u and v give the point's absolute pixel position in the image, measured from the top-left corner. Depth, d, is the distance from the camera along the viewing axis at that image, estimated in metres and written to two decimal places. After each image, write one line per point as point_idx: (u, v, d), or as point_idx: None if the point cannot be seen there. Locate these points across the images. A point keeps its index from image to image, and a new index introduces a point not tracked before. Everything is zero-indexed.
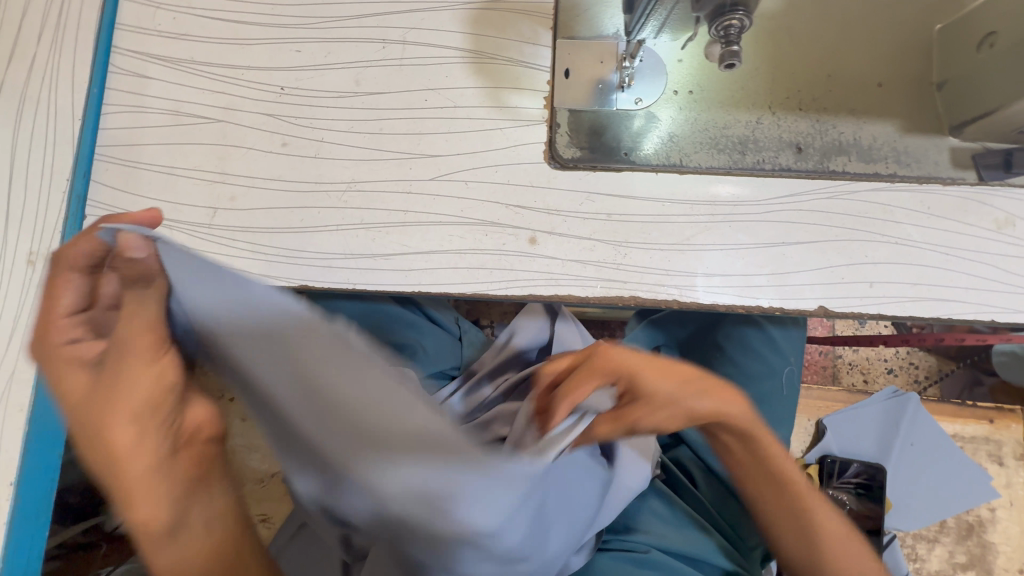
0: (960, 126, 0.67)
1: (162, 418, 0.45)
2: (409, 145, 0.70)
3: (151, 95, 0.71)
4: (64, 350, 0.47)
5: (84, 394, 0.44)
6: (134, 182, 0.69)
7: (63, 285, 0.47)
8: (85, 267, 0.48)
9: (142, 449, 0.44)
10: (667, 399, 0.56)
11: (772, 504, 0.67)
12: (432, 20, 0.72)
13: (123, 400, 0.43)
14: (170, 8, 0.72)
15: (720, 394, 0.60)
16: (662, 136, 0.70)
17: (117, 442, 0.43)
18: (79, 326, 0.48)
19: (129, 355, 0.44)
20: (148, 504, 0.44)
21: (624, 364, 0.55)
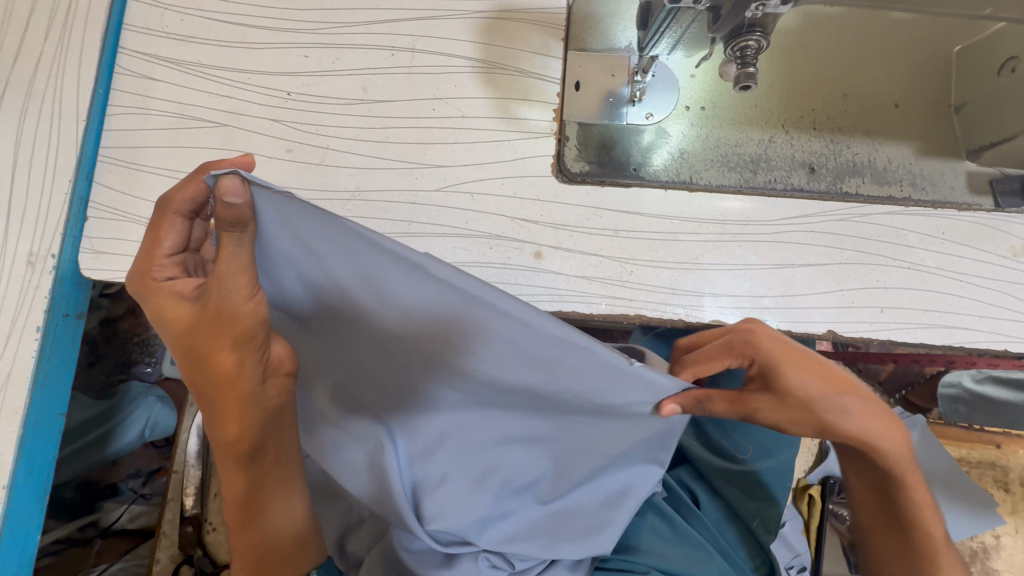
0: (978, 151, 0.66)
1: (253, 352, 0.46)
2: (416, 154, 0.69)
3: (157, 97, 0.70)
4: (164, 285, 0.48)
5: (187, 322, 0.46)
6: (137, 185, 0.68)
7: (167, 228, 0.49)
8: (187, 213, 0.49)
9: (239, 375, 0.47)
10: (804, 403, 0.54)
11: (872, 515, 0.69)
12: (443, 29, 0.71)
13: (222, 333, 0.45)
14: (178, 10, 0.72)
15: (857, 410, 0.56)
16: (672, 152, 0.69)
17: (219, 366, 0.46)
18: (176, 266, 0.49)
19: (228, 285, 0.44)
20: (239, 423, 0.49)
21: (765, 357, 0.54)
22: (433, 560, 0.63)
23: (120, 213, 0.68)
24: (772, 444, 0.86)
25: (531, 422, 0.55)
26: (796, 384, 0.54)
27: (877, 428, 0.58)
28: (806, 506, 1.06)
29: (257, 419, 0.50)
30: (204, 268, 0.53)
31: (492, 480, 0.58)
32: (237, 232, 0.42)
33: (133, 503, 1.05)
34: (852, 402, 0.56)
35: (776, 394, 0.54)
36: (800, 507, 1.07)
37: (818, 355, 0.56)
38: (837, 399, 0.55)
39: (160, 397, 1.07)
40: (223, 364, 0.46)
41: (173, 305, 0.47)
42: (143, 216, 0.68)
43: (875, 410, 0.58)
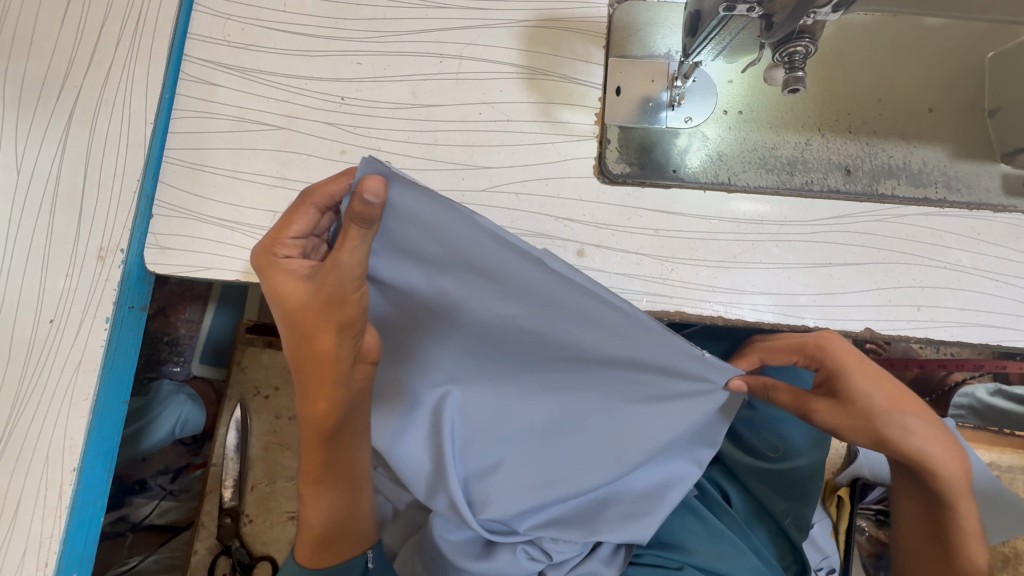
0: (1013, 153, 0.68)
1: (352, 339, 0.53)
2: (463, 156, 0.72)
3: (218, 101, 0.74)
4: (285, 264, 0.53)
5: (304, 303, 0.52)
6: (199, 185, 0.72)
7: (300, 216, 0.53)
8: (322, 206, 0.53)
9: (338, 357, 0.54)
10: (864, 409, 0.59)
11: (915, 539, 0.69)
12: (489, 37, 0.74)
13: (331, 317, 0.52)
14: (239, 19, 0.76)
15: (918, 430, 0.60)
16: (710, 154, 0.71)
17: (323, 348, 0.53)
18: (297, 248, 0.54)
19: (343, 278, 0.50)
20: (325, 400, 0.57)
21: (835, 362, 0.60)
22: (472, 552, 0.66)
23: (183, 212, 0.71)
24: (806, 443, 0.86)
25: (584, 405, 0.61)
26: (859, 395, 0.59)
27: (929, 449, 0.61)
28: (835, 508, 1.07)
29: (343, 398, 0.57)
30: (319, 253, 0.56)
31: (536, 460, 0.63)
32: (365, 228, 0.47)
33: (161, 499, 1.08)
34: (913, 420, 0.60)
35: (837, 402, 0.60)
36: (828, 509, 1.08)
37: (892, 375, 0.61)
38: (893, 416, 0.59)
39: (189, 395, 1.08)
40: (324, 345, 0.53)
41: (288, 283, 0.53)
42: (205, 213, 0.71)
43: (936, 432, 0.62)
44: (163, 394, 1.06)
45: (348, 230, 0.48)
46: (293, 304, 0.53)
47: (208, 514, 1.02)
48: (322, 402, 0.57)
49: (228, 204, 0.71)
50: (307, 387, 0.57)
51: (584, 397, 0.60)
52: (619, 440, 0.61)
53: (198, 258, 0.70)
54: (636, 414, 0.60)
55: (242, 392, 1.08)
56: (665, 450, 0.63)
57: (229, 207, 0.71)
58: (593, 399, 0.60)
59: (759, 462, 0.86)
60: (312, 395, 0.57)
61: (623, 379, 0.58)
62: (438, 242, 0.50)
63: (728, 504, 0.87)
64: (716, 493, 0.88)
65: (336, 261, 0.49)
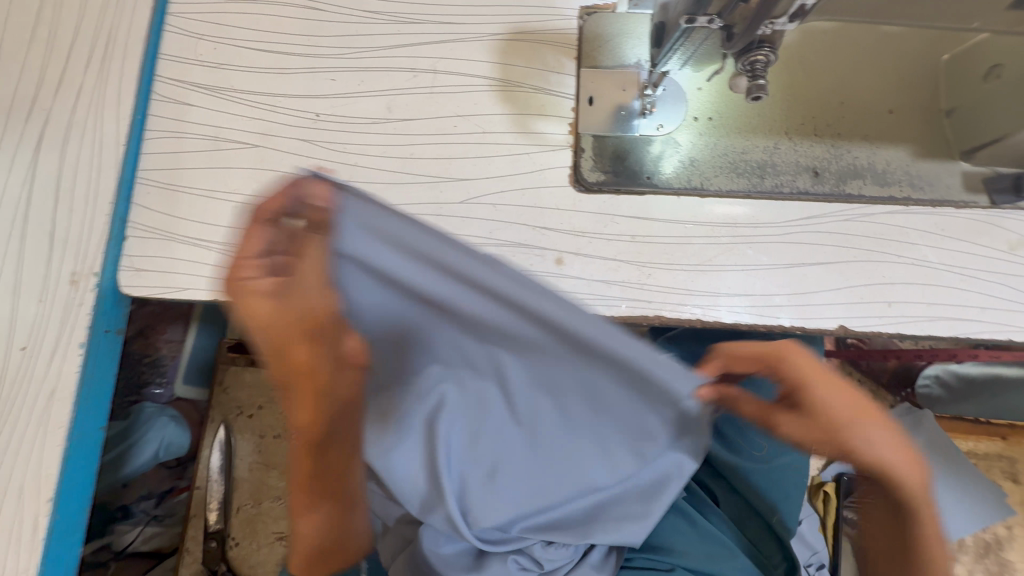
0: (970, 152, 0.70)
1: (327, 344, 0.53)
2: (440, 168, 0.73)
3: (190, 120, 0.73)
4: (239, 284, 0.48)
5: (269, 321, 0.49)
6: (174, 205, 0.71)
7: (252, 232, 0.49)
8: (273, 219, 0.50)
9: (319, 365, 0.53)
10: (828, 421, 0.58)
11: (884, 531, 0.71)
12: (462, 50, 0.75)
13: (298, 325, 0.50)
14: (211, 39, 0.75)
15: (880, 440, 0.59)
16: (683, 160, 0.72)
17: (298, 362, 0.51)
18: (250, 266, 0.49)
19: (310, 280, 0.50)
20: (307, 411, 0.56)
21: (801, 374, 0.57)
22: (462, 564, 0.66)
23: (157, 232, 0.71)
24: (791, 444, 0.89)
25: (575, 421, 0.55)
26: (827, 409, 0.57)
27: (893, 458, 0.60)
28: (822, 504, 1.09)
29: (327, 406, 0.56)
30: None
31: (528, 470, 0.61)
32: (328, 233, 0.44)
33: (146, 525, 1.04)
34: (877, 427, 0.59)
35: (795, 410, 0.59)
36: (814, 504, 1.11)
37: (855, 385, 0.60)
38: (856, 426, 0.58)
39: (173, 415, 1.06)
40: (300, 359, 0.52)
41: (309, 275, 0.50)
42: (180, 233, 0.71)
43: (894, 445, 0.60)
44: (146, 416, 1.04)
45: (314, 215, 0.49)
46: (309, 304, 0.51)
47: (192, 538, 1.01)
48: (304, 410, 0.56)
49: (204, 223, 0.71)
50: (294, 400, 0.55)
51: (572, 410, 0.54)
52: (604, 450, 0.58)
53: (174, 279, 0.70)
54: (631, 425, 0.53)
55: (225, 412, 1.07)
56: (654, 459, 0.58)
57: (205, 227, 0.71)
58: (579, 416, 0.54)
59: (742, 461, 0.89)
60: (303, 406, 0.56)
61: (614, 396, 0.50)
62: (398, 248, 0.46)
63: (717, 504, 0.89)
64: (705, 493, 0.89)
65: (307, 266, 0.51)
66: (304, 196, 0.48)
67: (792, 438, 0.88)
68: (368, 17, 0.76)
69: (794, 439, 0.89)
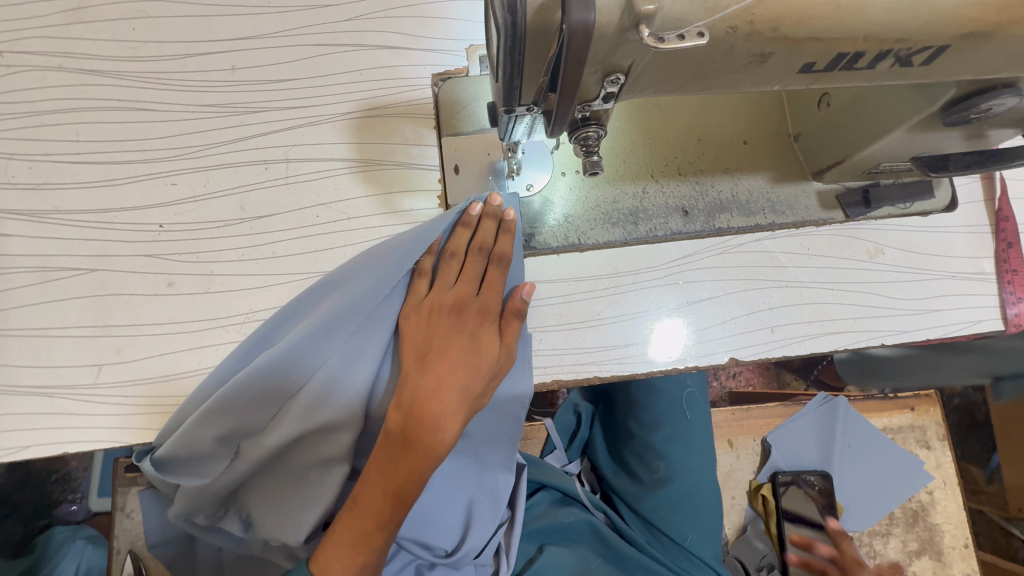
0: (820, 172, 0.73)
1: (360, 535, 0.55)
2: (306, 264, 0.68)
3: (11, 254, 0.66)
4: (424, 420, 0.54)
5: (393, 511, 0.55)
6: (2, 352, 0.64)
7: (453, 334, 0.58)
8: (429, 373, 0.55)
9: (341, 537, 0.55)
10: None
11: None
12: (314, 134, 0.71)
13: (386, 498, 0.54)
14: (24, 157, 0.68)
15: None
16: (558, 217, 0.72)
17: (361, 520, 0.55)
18: (431, 390, 0.55)
19: (410, 458, 0.53)
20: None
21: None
22: None
23: None
24: (687, 459, 0.91)
25: (477, 456, 0.71)
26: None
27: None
28: (761, 506, 1.10)
29: (376, 551, 0.56)
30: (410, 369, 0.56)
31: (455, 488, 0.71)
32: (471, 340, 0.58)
33: None
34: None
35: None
36: (756, 508, 1.11)
37: None
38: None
39: (88, 538, 1.07)
40: (369, 502, 0.55)
41: (427, 403, 0.54)
42: (13, 384, 0.63)
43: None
44: (58, 541, 1.06)
45: (505, 322, 0.62)
46: (421, 403, 0.54)
47: None
48: (340, 544, 0.55)
49: (42, 367, 0.63)
50: (389, 466, 0.54)
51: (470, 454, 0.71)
52: (491, 469, 0.72)
53: (12, 437, 0.62)
54: (501, 454, 0.71)
55: (132, 539, 1.01)
56: (490, 496, 0.73)
57: (44, 370, 0.63)
58: (478, 452, 0.71)
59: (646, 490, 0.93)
60: (389, 469, 0.54)
61: (496, 451, 0.71)
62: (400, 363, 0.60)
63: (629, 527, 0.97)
64: (619, 520, 0.96)
65: (420, 417, 0.54)
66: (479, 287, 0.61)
67: (687, 452, 0.91)
68: (206, 111, 0.71)
69: (689, 452, 0.91)
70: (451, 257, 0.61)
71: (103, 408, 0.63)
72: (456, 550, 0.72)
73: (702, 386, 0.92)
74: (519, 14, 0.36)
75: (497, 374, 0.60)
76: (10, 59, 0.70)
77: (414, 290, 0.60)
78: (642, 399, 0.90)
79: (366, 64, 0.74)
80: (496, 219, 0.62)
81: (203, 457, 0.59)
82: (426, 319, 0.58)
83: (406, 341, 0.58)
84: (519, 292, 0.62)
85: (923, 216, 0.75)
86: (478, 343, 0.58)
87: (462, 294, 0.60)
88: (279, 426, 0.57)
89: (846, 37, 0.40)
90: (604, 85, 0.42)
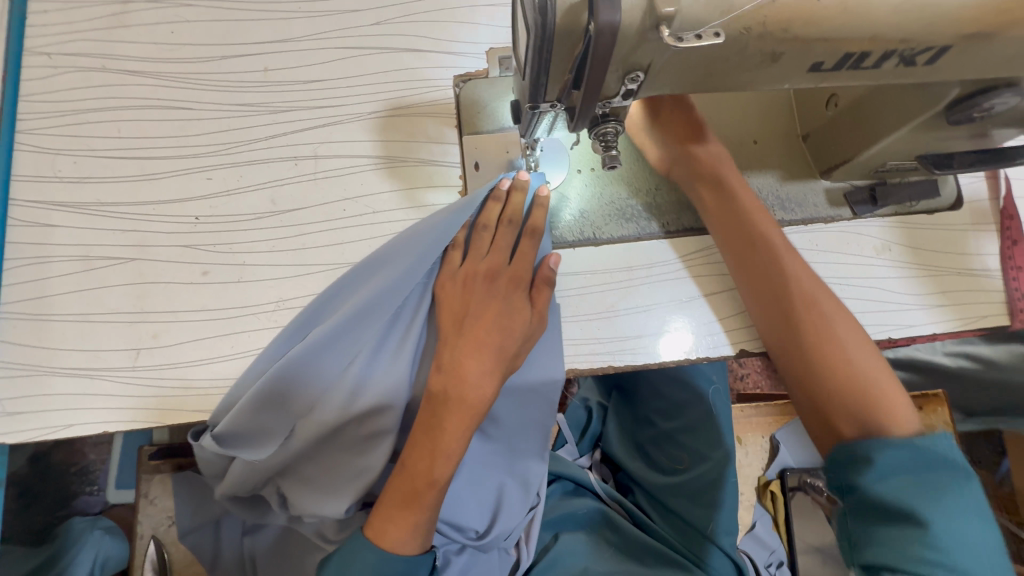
0: (828, 170, 0.75)
1: (416, 489, 0.62)
2: (334, 255, 0.71)
3: (56, 243, 0.69)
4: (467, 380, 0.61)
5: (444, 464, 0.62)
6: (46, 336, 0.67)
7: (489, 302, 0.65)
8: (469, 337, 0.63)
9: (399, 491, 0.63)
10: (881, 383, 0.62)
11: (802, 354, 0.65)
12: (342, 132, 0.75)
13: (440, 454, 0.61)
14: (69, 152, 0.72)
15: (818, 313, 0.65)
16: (574, 213, 0.75)
17: (417, 475, 0.62)
18: (474, 352, 0.62)
19: (458, 415, 0.61)
20: (395, 530, 0.62)
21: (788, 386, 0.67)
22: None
23: (30, 368, 0.66)
24: (704, 449, 0.94)
25: (509, 442, 0.75)
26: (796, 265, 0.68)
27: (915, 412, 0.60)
28: (770, 502, 1.12)
29: (430, 505, 0.63)
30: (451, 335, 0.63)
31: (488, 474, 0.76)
32: (503, 304, 0.65)
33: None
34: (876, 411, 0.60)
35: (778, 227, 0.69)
36: (765, 504, 1.13)
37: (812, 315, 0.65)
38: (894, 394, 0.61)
39: (104, 529, 1.10)
40: (422, 460, 0.62)
41: (465, 363, 0.62)
42: (56, 366, 0.66)
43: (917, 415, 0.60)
44: (77, 531, 1.10)
45: (536, 291, 0.68)
46: (460, 365, 0.62)
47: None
48: (398, 498, 0.63)
49: (84, 350, 0.67)
50: (436, 424, 0.61)
51: (501, 439, 0.74)
52: (520, 455, 0.76)
53: (54, 416, 0.65)
54: (532, 440, 0.74)
55: (155, 525, 1.05)
56: (521, 482, 0.77)
57: (86, 353, 0.67)
58: (509, 438, 0.74)
59: (668, 479, 0.97)
60: (439, 424, 0.61)
61: (528, 437, 0.74)
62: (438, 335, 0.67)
63: (653, 523, 0.98)
64: (640, 514, 0.99)
65: (463, 375, 0.61)
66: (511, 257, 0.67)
67: (703, 442, 0.94)
68: (239, 110, 0.74)
69: (705, 443, 0.94)
70: (482, 234, 0.67)
71: (140, 390, 0.66)
72: (487, 532, 0.77)
73: (723, 381, 0.98)
74: (549, 15, 0.39)
75: (529, 338, 0.66)
76: (56, 60, 0.74)
77: (449, 261, 0.67)
78: (660, 391, 1.00)
79: (391, 66, 0.77)
80: (523, 192, 0.67)
81: (264, 431, 0.64)
82: (462, 285, 0.65)
83: (444, 309, 0.65)
84: (546, 260, 0.69)
85: (929, 214, 0.77)
86: (510, 308, 0.65)
87: (494, 263, 0.66)
88: (334, 396, 0.63)
89: (853, 38, 0.43)
90: (624, 82, 0.45)
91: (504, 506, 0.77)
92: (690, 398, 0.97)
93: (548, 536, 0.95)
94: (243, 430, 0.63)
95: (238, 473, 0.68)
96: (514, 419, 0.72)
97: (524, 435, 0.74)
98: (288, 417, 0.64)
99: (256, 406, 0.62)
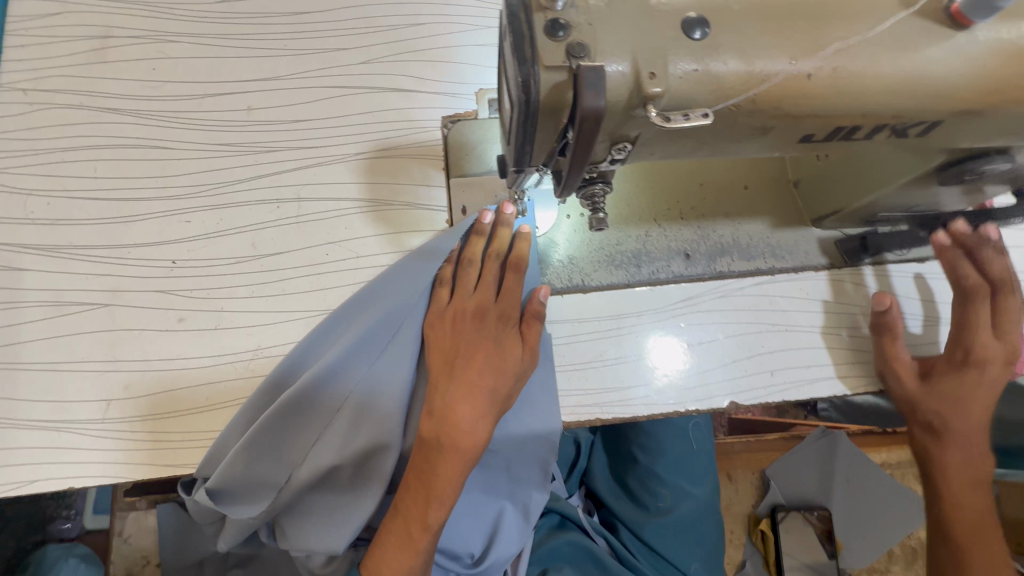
0: (820, 219, 0.75)
1: (409, 539, 0.59)
2: (315, 301, 0.69)
3: (26, 287, 0.67)
4: (461, 424, 0.59)
5: (440, 513, 0.59)
6: (12, 386, 0.64)
7: (483, 343, 0.63)
8: (464, 381, 0.61)
9: (393, 543, 0.60)
10: (970, 457, 0.68)
11: (970, 425, 0.67)
12: (326, 173, 0.73)
13: (433, 504, 0.59)
14: (43, 193, 0.70)
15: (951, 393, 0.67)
16: (562, 259, 0.74)
17: (411, 526, 0.59)
18: (469, 397, 0.60)
19: (451, 463, 0.59)
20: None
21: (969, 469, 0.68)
22: None
23: None
24: (688, 486, 0.95)
25: (508, 470, 0.70)
26: (1005, 324, 0.67)
27: (981, 521, 0.68)
28: (761, 541, 1.10)
29: (424, 554, 0.60)
30: (444, 380, 0.61)
31: (486, 498, 0.72)
32: (496, 346, 0.63)
33: None
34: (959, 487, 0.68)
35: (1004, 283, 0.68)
36: (756, 541, 1.11)
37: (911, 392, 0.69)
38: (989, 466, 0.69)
39: (81, 556, 1.02)
40: (415, 508, 0.59)
41: (458, 408, 0.60)
42: (23, 418, 0.64)
43: (990, 533, 0.68)
44: (52, 559, 1.02)
45: (527, 326, 0.66)
46: (453, 410, 0.59)
47: None
48: (393, 550, 0.60)
49: (51, 402, 0.64)
50: (429, 472, 0.59)
51: (498, 467, 0.70)
52: (520, 483, 0.71)
53: (19, 472, 0.62)
54: (529, 467, 0.70)
55: (129, 566, 1.02)
56: (523, 506, 0.72)
57: (54, 405, 0.64)
58: (509, 465, 0.70)
59: (654, 516, 0.94)
60: (430, 473, 0.59)
61: (528, 466, 0.70)
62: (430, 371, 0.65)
63: (638, 559, 0.95)
64: (628, 550, 0.96)
65: (455, 422, 0.59)
66: (502, 292, 0.65)
67: (689, 479, 0.95)
68: (220, 150, 0.73)
69: (690, 479, 0.95)
70: (469, 271, 0.65)
71: (110, 444, 0.64)
72: (484, 557, 0.73)
73: (706, 417, 0.99)
74: (532, 92, 0.38)
75: (522, 377, 0.64)
76: (33, 95, 0.73)
77: (437, 299, 0.65)
78: (645, 428, 0.95)
79: (378, 105, 0.76)
80: (510, 227, 0.66)
81: (258, 483, 0.62)
82: (451, 325, 0.63)
83: (434, 350, 0.62)
84: (535, 292, 0.66)
85: (921, 263, 0.77)
86: (501, 348, 0.63)
87: (482, 300, 0.64)
88: (325, 437, 0.61)
89: (843, 114, 0.42)
90: (612, 151, 0.43)
91: (501, 531, 0.72)
92: (674, 434, 0.95)
93: (535, 572, 0.91)
94: (235, 484, 0.61)
95: (235, 525, 0.66)
96: (510, 445, 0.68)
97: (520, 459, 0.69)
98: (274, 460, 0.61)
99: (242, 455, 0.59)
